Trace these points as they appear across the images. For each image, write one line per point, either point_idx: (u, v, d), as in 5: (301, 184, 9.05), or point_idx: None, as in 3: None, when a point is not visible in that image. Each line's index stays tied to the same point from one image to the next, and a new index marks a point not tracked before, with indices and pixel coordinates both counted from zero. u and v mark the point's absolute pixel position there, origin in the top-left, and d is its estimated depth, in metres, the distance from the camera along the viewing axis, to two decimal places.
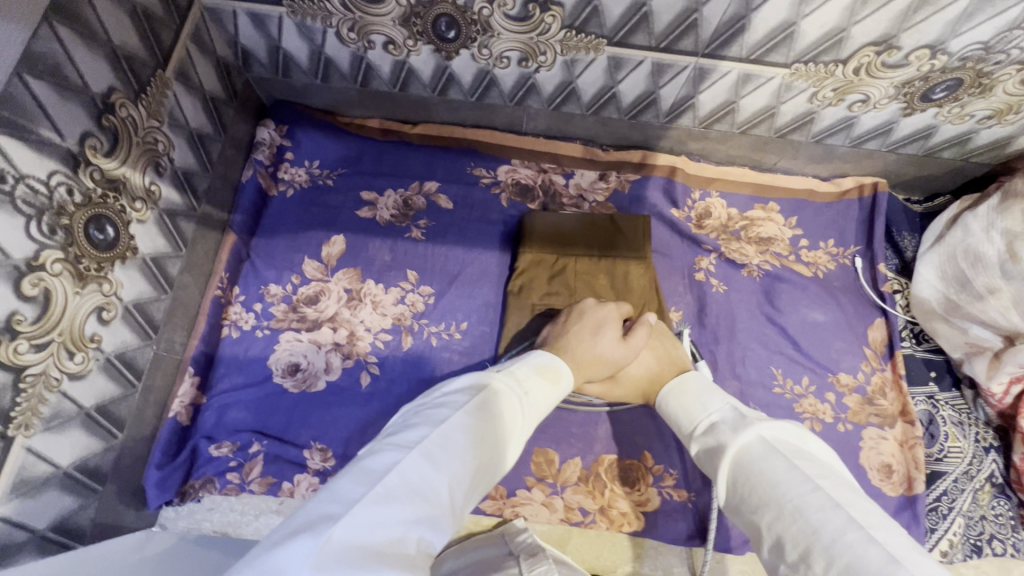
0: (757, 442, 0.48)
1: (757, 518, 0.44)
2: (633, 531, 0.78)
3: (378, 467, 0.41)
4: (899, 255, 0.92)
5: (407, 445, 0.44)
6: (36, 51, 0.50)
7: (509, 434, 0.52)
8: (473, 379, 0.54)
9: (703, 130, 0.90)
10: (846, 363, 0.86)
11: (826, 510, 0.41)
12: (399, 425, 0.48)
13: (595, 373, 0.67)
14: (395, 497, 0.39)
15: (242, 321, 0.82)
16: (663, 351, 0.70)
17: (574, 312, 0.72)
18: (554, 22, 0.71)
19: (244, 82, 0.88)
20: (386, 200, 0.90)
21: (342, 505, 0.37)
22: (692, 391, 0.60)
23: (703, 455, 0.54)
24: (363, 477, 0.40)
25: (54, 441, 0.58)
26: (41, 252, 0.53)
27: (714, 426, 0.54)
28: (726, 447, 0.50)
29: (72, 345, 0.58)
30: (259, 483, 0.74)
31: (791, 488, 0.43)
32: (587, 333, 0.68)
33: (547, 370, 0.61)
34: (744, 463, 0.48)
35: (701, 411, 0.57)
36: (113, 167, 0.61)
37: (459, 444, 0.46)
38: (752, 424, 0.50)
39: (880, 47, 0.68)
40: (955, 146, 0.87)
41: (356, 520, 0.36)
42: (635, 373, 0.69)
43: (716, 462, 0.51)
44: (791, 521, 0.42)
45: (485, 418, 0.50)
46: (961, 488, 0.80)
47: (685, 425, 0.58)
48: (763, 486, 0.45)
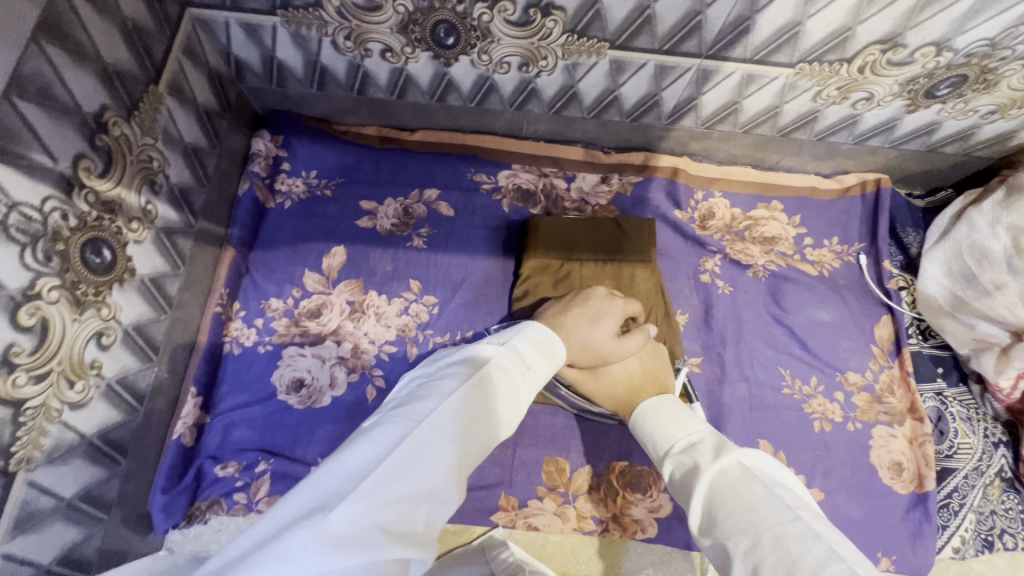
0: (736, 467, 0.47)
1: (731, 545, 0.43)
2: (646, 537, 0.77)
3: (381, 442, 0.39)
4: (904, 252, 0.92)
5: (411, 419, 0.41)
6: (25, 73, 0.48)
7: (507, 412, 0.48)
8: (471, 356, 0.50)
9: (705, 130, 0.89)
10: (853, 362, 0.85)
11: (806, 540, 0.40)
12: (404, 398, 0.45)
13: (580, 356, 0.65)
14: (401, 476, 0.37)
15: (243, 337, 0.80)
16: (650, 365, 0.67)
17: (581, 294, 0.70)
18: (555, 26, 0.69)
19: (238, 93, 0.86)
20: (386, 209, 0.88)
21: (346, 485, 0.36)
22: (670, 412, 0.58)
23: (678, 476, 0.52)
24: (366, 454, 0.38)
25: (56, 473, 0.57)
26: (36, 281, 0.51)
27: (694, 447, 0.52)
28: (705, 470, 0.49)
29: (72, 373, 0.57)
30: (266, 503, 0.72)
31: (773, 516, 0.42)
32: (585, 319, 0.66)
33: (547, 344, 0.57)
34: (718, 488, 0.46)
35: (678, 431, 0.55)
36: (107, 188, 0.59)
37: (464, 419, 0.43)
38: (732, 449, 0.49)
39: (885, 45, 0.68)
40: (957, 141, 0.87)
41: (360, 503, 0.35)
42: (615, 375, 0.66)
43: (690, 485, 0.49)
44: (770, 549, 0.40)
45: (491, 391, 0.47)
46: (971, 484, 0.80)
47: (660, 444, 0.55)
48: (740, 512, 0.44)
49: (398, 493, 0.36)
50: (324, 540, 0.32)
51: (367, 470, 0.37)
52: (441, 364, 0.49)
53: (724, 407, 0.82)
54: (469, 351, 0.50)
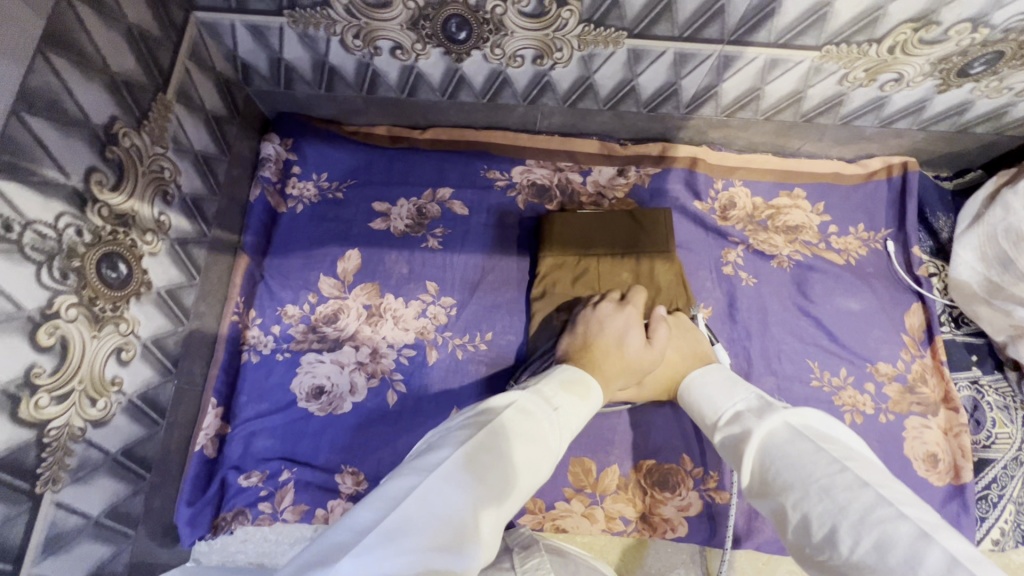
0: (783, 427, 0.45)
1: (780, 499, 0.41)
2: (676, 536, 0.75)
3: (395, 492, 0.36)
4: (934, 237, 0.89)
5: (429, 466, 0.39)
6: (33, 87, 0.47)
7: (534, 454, 0.44)
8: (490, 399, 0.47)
9: (725, 118, 0.86)
10: (884, 352, 0.83)
11: (854, 489, 0.37)
12: (419, 450, 0.43)
13: (626, 380, 0.61)
14: (413, 526, 0.34)
15: (261, 345, 0.79)
16: (687, 347, 0.65)
17: (593, 321, 0.65)
18: (571, 16, 0.67)
19: (245, 98, 0.85)
20: (399, 210, 0.86)
21: (355, 534, 0.34)
22: (717, 382, 0.56)
23: (726, 445, 0.49)
24: (378, 504, 0.36)
25: (82, 492, 0.57)
26: (54, 299, 0.50)
27: (740, 415, 0.50)
28: (751, 433, 0.46)
29: (93, 391, 0.56)
30: (291, 511, 0.71)
31: (818, 468, 0.40)
32: (612, 344, 0.61)
33: (579, 384, 0.53)
34: (767, 448, 0.44)
35: (724, 401, 0.53)
36: (119, 201, 0.58)
37: (484, 467, 0.40)
38: (780, 411, 0.46)
39: (918, 23, 0.65)
40: (989, 120, 0.84)
41: (370, 553, 0.32)
42: (660, 374, 0.63)
43: (739, 449, 0.47)
44: (816, 500, 0.38)
45: (515, 437, 0.43)
46: (1010, 475, 0.77)
47: (709, 416, 0.53)
48: (786, 468, 0.41)
49: (409, 543, 0.33)
50: None
51: (374, 523, 0.34)
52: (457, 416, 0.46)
53: None
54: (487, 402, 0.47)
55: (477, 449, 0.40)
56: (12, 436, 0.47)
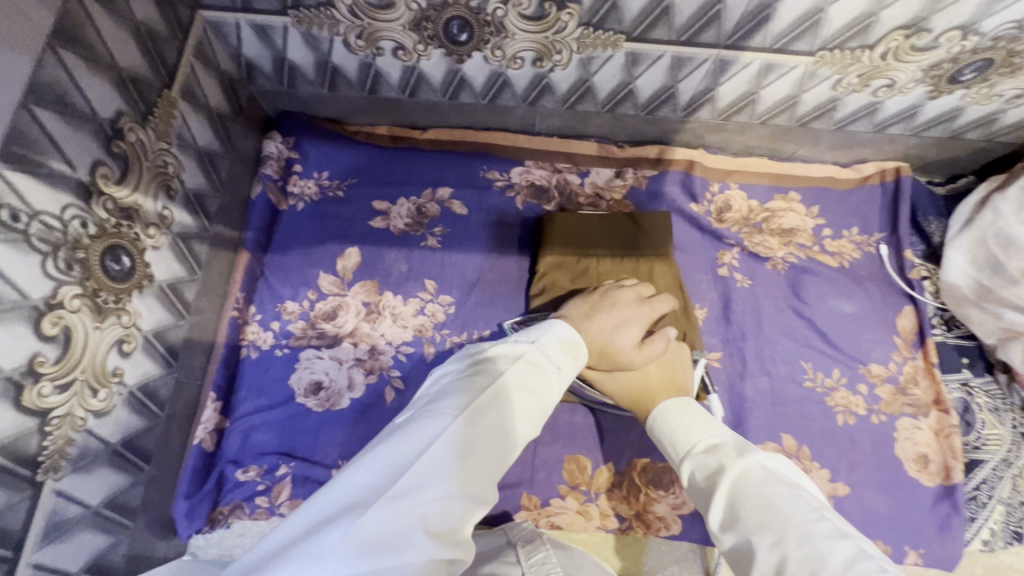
0: (759, 468, 0.45)
1: (755, 540, 0.41)
2: (670, 534, 0.76)
3: (415, 442, 0.38)
4: (926, 241, 0.91)
5: (443, 416, 0.41)
6: (42, 81, 0.48)
7: (537, 409, 0.46)
8: (498, 351, 0.48)
9: (722, 122, 0.87)
10: (876, 354, 0.84)
11: (833, 539, 0.39)
12: (430, 394, 0.44)
13: (598, 359, 0.62)
14: (432, 479, 0.37)
15: (260, 341, 0.80)
16: (669, 372, 0.63)
17: (608, 298, 0.66)
18: (570, 19, 0.68)
19: (249, 96, 0.86)
20: (398, 209, 0.87)
21: (381, 478, 0.36)
22: (693, 413, 0.54)
23: (697, 479, 0.48)
24: (396, 453, 0.38)
25: (82, 481, 0.57)
26: (58, 290, 0.51)
27: (717, 447, 0.49)
28: (727, 469, 0.46)
29: (95, 381, 0.57)
30: (288, 506, 0.72)
31: (797, 514, 0.41)
32: (607, 326, 0.62)
33: (573, 343, 0.53)
34: (742, 488, 0.44)
35: (700, 432, 0.52)
36: (124, 195, 0.59)
37: (494, 421, 0.42)
38: (756, 452, 0.47)
39: (909, 30, 0.66)
40: (980, 127, 0.85)
41: (397, 503, 0.35)
42: (632, 378, 0.62)
43: (713, 484, 0.46)
44: (795, 545, 0.39)
45: (521, 394, 0.45)
46: (1000, 476, 0.78)
47: (681, 445, 0.52)
48: (764, 509, 0.42)
49: (428, 495, 0.36)
50: (364, 537, 0.33)
51: (398, 472, 0.37)
52: (463, 363, 0.47)
53: (746, 401, 0.80)
54: (493, 352, 0.47)
55: (487, 405, 0.42)
56: (15, 423, 0.48)
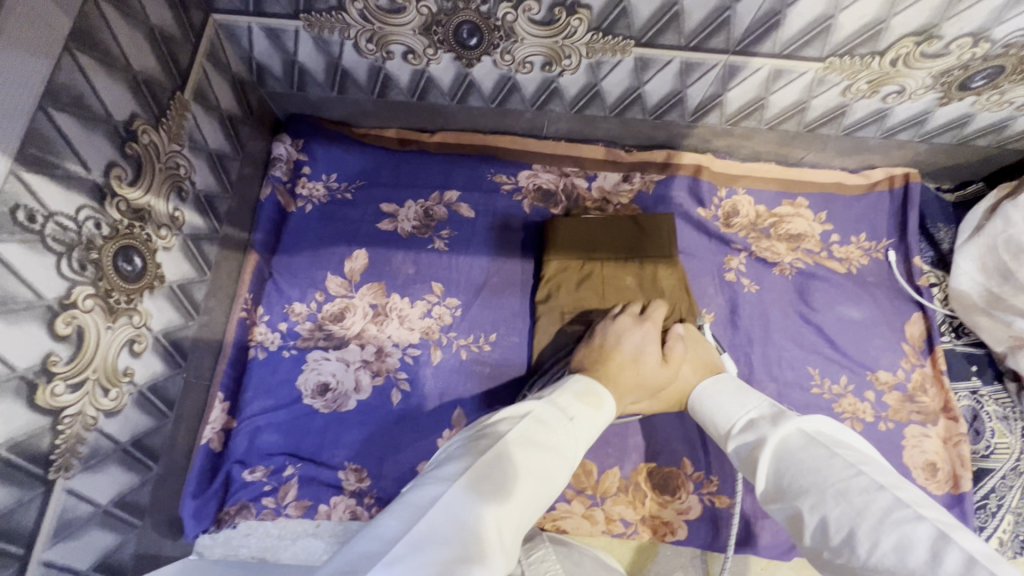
0: (798, 434, 0.47)
1: (798, 502, 0.42)
2: (676, 539, 0.76)
3: (419, 505, 0.38)
4: (935, 248, 0.90)
5: (448, 476, 0.40)
6: (59, 83, 0.49)
7: (551, 466, 0.45)
8: (508, 412, 0.48)
9: (729, 127, 0.87)
10: (885, 361, 0.83)
11: (870, 492, 0.39)
12: (437, 460, 0.45)
13: (641, 395, 0.61)
14: (436, 540, 0.35)
15: (267, 342, 0.80)
16: (699, 359, 0.65)
17: (610, 334, 0.64)
18: (580, 25, 0.68)
19: (259, 98, 0.87)
20: (406, 212, 0.88)
21: (383, 543, 0.35)
22: (729, 391, 0.57)
23: (741, 453, 0.51)
24: (401, 518, 0.37)
25: (92, 480, 0.58)
26: (72, 290, 0.52)
27: (754, 423, 0.51)
28: (767, 439, 0.48)
29: (106, 381, 0.57)
30: (295, 507, 0.72)
31: (833, 473, 0.42)
32: (629, 360, 0.61)
33: (591, 394, 0.55)
34: (782, 455, 0.46)
35: (738, 409, 0.55)
36: (137, 196, 0.59)
37: (502, 478, 0.41)
38: (794, 419, 0.48)
39: (920, 37, 0.66)
40: (990, 134, 0.85)
41: (398, 563, 0.33)
42: (677, 390, 0.62)
43: (754, 458, 0.48)
44: (834, 504, 0.40)
45: (531, 451, 0.44)
46: (1009, 484, 0.78)
47: (722, 425, 0.55)
48: (801, 474, 0.43)
49: (433, 555, 0.34)
50: None
51: (401, 532, 0.36)
52: (473, 427, 0.48)
53: None
54: (503, 414, 0.48)
55: (496, 461, 0.42)
56: (28, 421, 0.48)
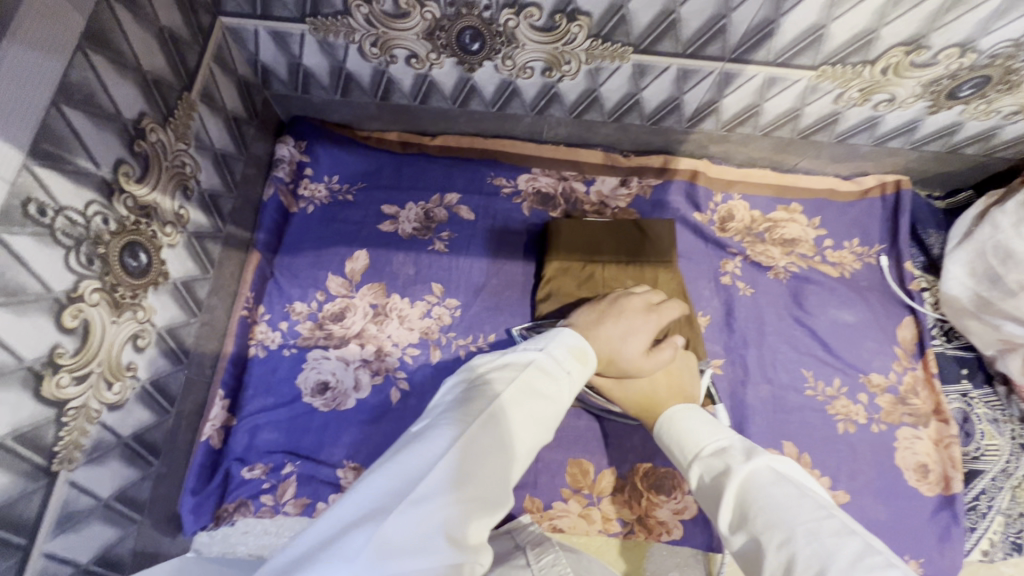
0: (766, 470, 0.46)
1: (765, 538, 0.41)
2: (672, 539, 0.76)
3: (430, 450, 0.39)
4: (926, 253, 0.92)
5: (454, 423, 0.41)
6: (72, 81, 0.50)
7: (545, 417, 0.46)
8: (506, 363, 0.48)
9: (725, 133, 0.89)
10: (877, 363, 0.85)
11: (841, 535, 0.39)
12: (439, 406, 0.44)
13: (606, 367, 0.62)
14: (449, 484, 0.37)
15: (268, 340, 0.81)
16: (677, 380, 0.65)
17: (615, 306, 0.66)
18: (580, 31, 0.70)
19: (263, 100, 0.88)
20: (407, 214, 0.89)
21: (399, 485, 0.36)
22: (700, 418, 0.56)
23: (704, 481, 0.49)
24: (414, 460, 0.38)
25: (94, 473, 0.58)
26: (79, 284, 0.52)
27: (724, 450, 0.50)
28: (736, 470, 0.47)
29: (110, 375, 0.58)
30: (293, 504, 0.72)
31: (805, 512, 0.41)
32: (615, 334, 0.62)
33: (581, 350, 0.54)
34: (749, 488, 0.45)
35: (707, 435, 0.53)
36: (144, 193, 0.60)
37: (503, 427, 0.42)
38: (764, 455, 0.48)
39: (909, 47, 0.68)
40: (979, 142, 0.87)
41: (417, 507, 0.35)
42: (642, 388, 0.63)
43: (720, 486, 0.47)
44: (804, 543, 0.39)
45: (529, 403, 0.45)
46: (999, 486, 0.79)
47: (689, 448, 0.53)
48: (770, 509, 0.42)
49: (447, 501, 0.36)
50: (387, 543, 0.32)
51: (416, 476, 0.37)
52: (472, 374, 0.47)
53: (747, 407, 0.81)
54: (500, 364, 0.48)
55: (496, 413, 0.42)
56: (34, 412, 0.49)
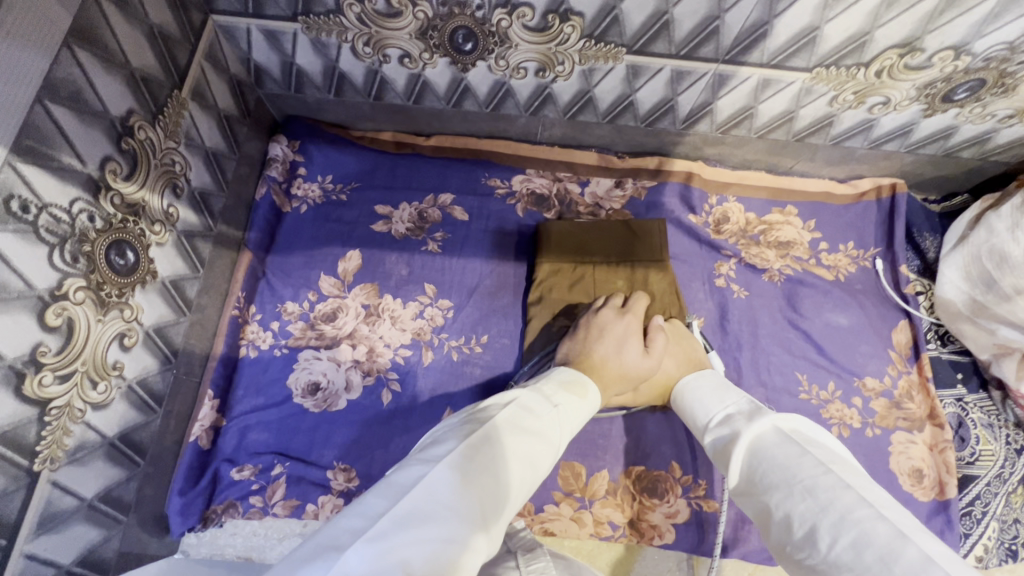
0: (772, 431, 0.45)
1: (765, 498, 0.41)
2: (664, 543, 0.76)
3: (404, 484, 0.38)
4: (921, 257, 0.92)
5: (433, 457, 0.41)
6: (58, 77, 0.49)
7: (534, 452, 0.45)
8: (492, 402, 0.49)
9: (720, 135, 0.89)
10: (872, 367, 0.84)
11: (836, 489, 0.38)
12: (425, 444, 0.45)
13: (622, 387, 0.62)
14: (420, 516, 0.35)
15: (259, 340, 0.80)
16: (682, 353, 0.65)
17: (593, 328, 0.65)
18: (573, 32, 0.70)
19: (256, 100, 0.88)
20: (400, 214, 0.89)
21: (366, 519, 0.35)
22: (711, 385, 0.57)
23: (716, 446, 0.50)
24: (387, 495, 0.37)
25: (77, 473, 0.58)
26: (64, 282, 0.52)
27: (731, 418, 0.50)
28: (742, 435, 0.47)
29: (95, 374, 0.57)
30: (282, 506, 0.72)
31: (802, 468, 0.40)
32: (610, 352, 0.62)
33: (577, 383, 0.56)
34: (754, 449, 0.45)
35: (716, 405, 0.54)
36: (132, 191, 0.60)
37: (485, 460, 0.42)
38: (770, 415, 0.47)
39: (903, 49, 0.68)
40: (974, 146, 0.87)
41: (382, 540, 0.33)
42: (658, 380, 0.63)
43: (727, 452, 0.47)
44: (799, 500, 0.39)
45: (515, 437, 0.45)
46: (994, 491, 0.79)
47: (702, 418, 0.54)
48: (770, 469, 0.42)
49: (419, 533, 0.34)
50: None
51: (385, 509, 0.36)
52: (458, 415, 0.48)
53: None
54: (487, 403, 0.48)
55: (476, 445, 0.42)
56: (16, 411, 0.49)
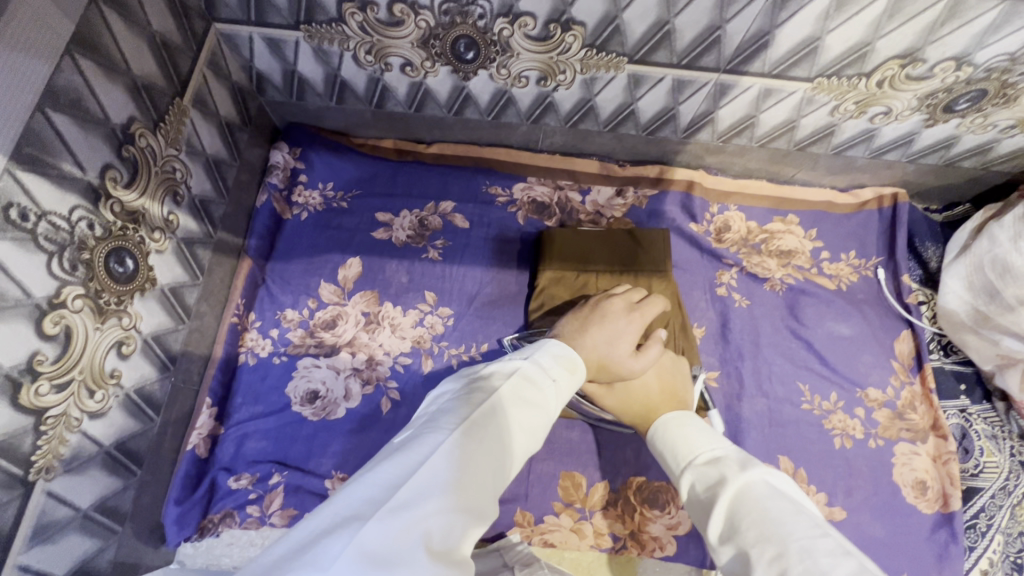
0: (762, 483, 0.44)
1: (754, 553, 0.39)
2: (665, 555, 0.75)
3: (415, 455, 0.37)
4: (923, 266, 0.92)
5: (441, 429, 0.40)
6: (59, 85, 0.49)
7: (532, 425, 0.45)
8: (493, 370, 0.47)
9: (721, 144, 0.89)
10: (874, 378, 0.84)
11: (835, 556, 0.37)
12: (428, 412, 0.44)
13: (598, 374, 0.61)
14: (433, 489, 0.35)
15: (258, 348, 0.80)
16: (668, 380, 0.64)
17: (597, 312, 0.65)
18: (575, 41, 0.70)
19: (258, 107, 0.88)
20: (401, 221, 0.88)
21: (381, 491, 0.34)
22: (697, 427, 0.54)
23: (697, 489, 0.48)
24: (399, 466, 0.36)
25: (73, 483, 0.57)
26: (62, 289, 0.52)
27: (720, 460, 0.49)
28: (730, 481, 0.45)
29: (92, 383, 0.57)
30: (279, 516, 0.71)
31: (799, 529, 0.39)
32: (601, 339, 0.61)
33: (568, 359, 0.54)
34: (742, 498, 0.43)
35: (703, 443, 0.51)
36: (132, 199, 0.60)
37: (490, 434, 0.41)
38: (761, 467, 0.46)
39: (904, 60, 0.68)
40: (976, 155, 0.86)
41: (398, 515, 0.33)
42: (635, 390, 0.62)
43: (711, 499, 0.45)
44: (796, 560, 0.37)
45: (516, 410, 0.44)
46: (998, 504, 0.78)
47: (683, 456, 0.52)
48: (763, 523, 0.41)
49: (431, 509, 0.34)
50: (365, 552, 0.30)
51: (398, 482, 0.35)
52: (458, 382, 0.47)
53: (742, 421, 0.80)
54: (489, 372, 0.47)
55: (482, 419, 0.41)
56: (11, 421, 0.48)
